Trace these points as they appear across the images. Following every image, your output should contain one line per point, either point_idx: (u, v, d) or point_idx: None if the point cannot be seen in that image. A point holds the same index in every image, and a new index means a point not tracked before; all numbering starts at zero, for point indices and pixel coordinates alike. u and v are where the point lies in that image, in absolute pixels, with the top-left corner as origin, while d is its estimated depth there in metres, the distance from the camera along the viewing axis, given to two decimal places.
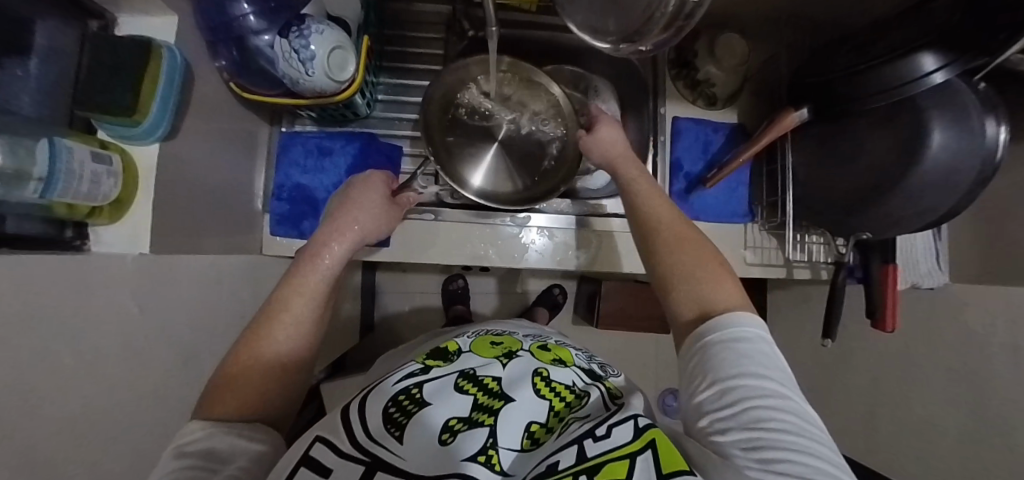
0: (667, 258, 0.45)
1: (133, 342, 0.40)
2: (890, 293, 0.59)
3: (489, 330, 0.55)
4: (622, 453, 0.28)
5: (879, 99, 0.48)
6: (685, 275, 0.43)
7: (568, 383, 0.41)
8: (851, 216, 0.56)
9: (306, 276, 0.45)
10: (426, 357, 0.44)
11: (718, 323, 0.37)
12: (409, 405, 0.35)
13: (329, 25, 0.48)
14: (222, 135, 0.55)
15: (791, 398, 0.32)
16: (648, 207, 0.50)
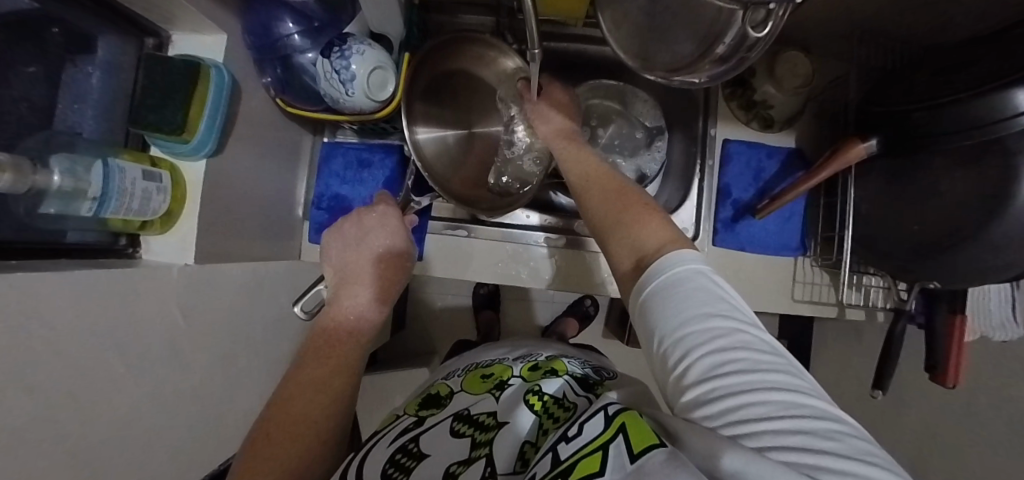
0: (599, 210, 0.42)
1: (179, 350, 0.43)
2: (957, 346, 0.54)
3: (480, 361, 0.58)
4: (595, 445, 0.22)
5: (960, 138, 0.43)
6: (615, 222, 0.40)
7: (558, 394, 0.42)
8: (921, 262, 0.51)
9: (328, 347, 0.44)
10: (419, 409, 0.48)
11: (654, 272, 0.33)
12: (410, 462, 0.39)
13: (370, 45, 0.48)
14: (267, 147, 0.57)
15: (745, 331, 0.28)
16: (581, 177, 0.47)
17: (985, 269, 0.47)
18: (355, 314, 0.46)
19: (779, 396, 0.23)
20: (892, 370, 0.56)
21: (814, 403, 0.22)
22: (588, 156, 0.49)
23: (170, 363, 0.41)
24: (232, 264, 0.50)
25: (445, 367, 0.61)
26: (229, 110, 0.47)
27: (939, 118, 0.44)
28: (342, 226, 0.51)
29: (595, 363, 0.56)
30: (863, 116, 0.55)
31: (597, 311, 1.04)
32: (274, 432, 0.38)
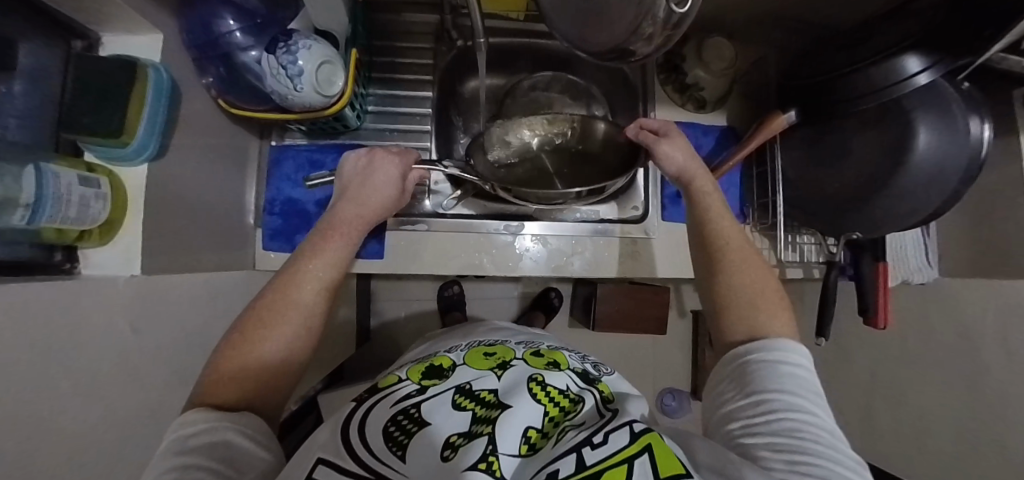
0: (733, 275, 0.47)
1: (129, 366, 0.40)
2: (882, 288, 0.60)
3: (482, 340, 0.58)
4: (620, 459, 0.30)
5: (866, 102, 0.49)
6: (747, 300, 0.45)
7: (562, 388, 0.44)
8: (844, 215, 0.56)
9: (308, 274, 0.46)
10: (422, 377, 0.47)
11: (758, 344, 0.40)
12: (413, 426, 0.38)
13: (317, 40, 0.48)
14: (210, 152, 0.55)
15: (823, 417, 0.34)
16: (717, 227, 0.50)
17: (898, 217, 0.53)
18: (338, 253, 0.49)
19: (838, 468, 0.29)
20: (831, 317, 0.61)
21: None
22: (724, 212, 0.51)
23: (119, 378, 0.39)
24: (182, 275, 0.48)
25: (428, 346, 0.62)
26: (171, 114, 0.45)
27: (846, 84, 0.50)
28: (353, 169, 0.54)
29: (595, 358, 0.57)
30: (784, 90, 0.61)
31: (562, 301, 1.07)
32: (238, 352, 0.40)
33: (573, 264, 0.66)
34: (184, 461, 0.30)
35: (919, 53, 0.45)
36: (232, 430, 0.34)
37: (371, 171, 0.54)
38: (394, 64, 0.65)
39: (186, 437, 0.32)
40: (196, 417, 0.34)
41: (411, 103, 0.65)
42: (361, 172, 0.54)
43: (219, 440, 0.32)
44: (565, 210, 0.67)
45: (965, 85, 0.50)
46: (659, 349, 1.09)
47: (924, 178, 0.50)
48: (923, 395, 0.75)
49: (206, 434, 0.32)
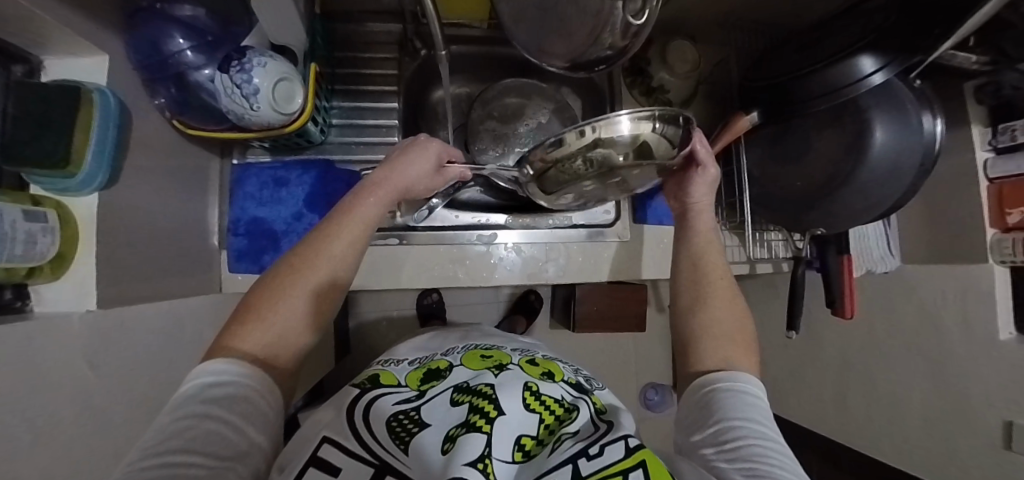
0: (707, 313, 0.46)
1: (92, 404, 0.39)
2: (848, 280, 0.62)
3: (479, 343, 0.58)
4: (615, 471, 0.31)
5: (824, 101, 0.51)
6: (717, 333, 0.44)
7: (557, 397, 0.43)
8: (808, 212, 0.58)
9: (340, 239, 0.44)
10: (421, 382, 0.47)
11: (722, 374, 0.40)
12: (412, 425, 0.38)
13: (272, 57, 0.47)
14: (167, 175, 0.53)
15: (781, 444, 0.34)
16: (706, 265, 0.50)
17: (859, 212, 0.55)
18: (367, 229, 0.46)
19: None
20: (801, 311, 0.63)
21: None
22: (715, 255, 0.51)
23: (80, 419, 0.37)
24: (143, 305, 0.47)
25: (436, 339, 0.63)
26: (120, 140, 0.43)
27: (804, 86, 0.52)
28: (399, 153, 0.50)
29: (589, 372, 0.56)
30: (747, 92, 0.62)
31: (543, 303, 1.07)
32: (267, 304, 0.40)
33: (548, 270, 0.67)
34: (192, 430, 0.30)
35: (873, 53, 0.47)
36: (248, 388, 0.35)
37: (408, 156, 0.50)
38: (357, 76, 0.64)
39: (209, 388, 0.33)
40: (223, 371, 0.34)
41: (376, 115, 0.64)
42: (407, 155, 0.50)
43: (238, 397, 0.34)
44: (537, 217, 0.67)
45: (916, 83, 0.52)
46: (639, 345, 1.11)
47: (882, 175, 0.52)
48: (891, 378, 0.78)
49: (229, 389, 0.34)
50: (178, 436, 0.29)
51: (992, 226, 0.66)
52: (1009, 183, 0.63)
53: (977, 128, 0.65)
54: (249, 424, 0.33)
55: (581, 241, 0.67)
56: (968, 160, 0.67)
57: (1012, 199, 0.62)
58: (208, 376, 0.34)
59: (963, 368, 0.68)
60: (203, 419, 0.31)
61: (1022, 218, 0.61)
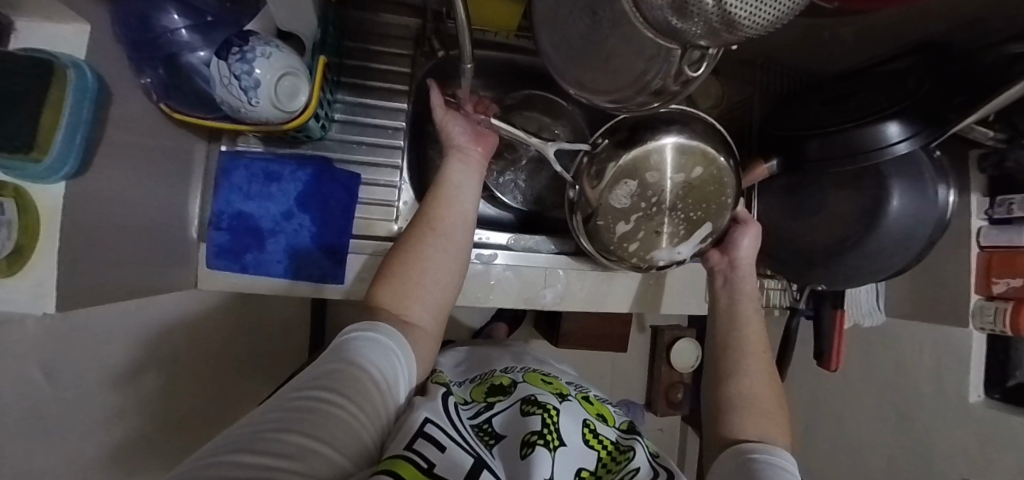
0: (741, 375, 0.46)
1: (60, 415, 0.35)
2: (839, 335, 0.63)
3: (536, 367, 0.58)
4: None
5: (846, 162, 0.50)
6: (750, 397, 0.44)
7: (613, 439, 0.45)
8: (812, 269, 0.58)
9: (432, 213, 0.49)
10: (488, 396, 0.49)
11: (766, 448, 0.37)
12: (490, 439, 0.40)
13: (278, 48, 0.43)
14: (149, 158, 0.48)
15: None
16: (744, 329, 0.50)
17: (863, 274, 0.54)
18: (460, 188, 0.51)
19: None
20: (790, 360, 0.64)
21: None
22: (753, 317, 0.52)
23: (50, 431, 0.34)
24: (110, 302, 0.43)
25: (488, 355, 0.63)
26: (97, 118, 0.38)
27: (828, 143, 0.51)
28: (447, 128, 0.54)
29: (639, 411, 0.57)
30: (767, 137, 0.61)
31: (527, 314, 1.06)
32: (392, 282, 0.44)
33: (544, 296, 0.65)
34: (300, 406, 0.26)
35: (900, 121, 0.46)
36: (360, 369, 0.32)
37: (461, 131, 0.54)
38: (366, 69, 0.60)
39: (317, 373, 0.31)
40: (351, 329, 0.38)
41: (384, 115, 0.61)
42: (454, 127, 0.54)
43: (349, 375, 0.31)
44: (540, 240, 0.66)
45: (935, 153, 0.52)
46: (617, 363, 1.12)
47: (893, 241, 0.52)
48: (858, 424, 0.80)
49: (340, 367, 0.32)
50: (323, 377, 0.30)
51: (976, 292, 0.67)
52: (999, 252, 0.64)
53: (976, 196, 0.66)
54: (358, 407, 0.29)
55: (581, 268, 0.66)
56: (962, 225, 0.68)
57: (1001, 270, 0.63)
58: (349, 338, 0.36)
59: (931, 424, 0.70)
60: (348, 366, 0.32)
61: (1008, 288, 0.62)
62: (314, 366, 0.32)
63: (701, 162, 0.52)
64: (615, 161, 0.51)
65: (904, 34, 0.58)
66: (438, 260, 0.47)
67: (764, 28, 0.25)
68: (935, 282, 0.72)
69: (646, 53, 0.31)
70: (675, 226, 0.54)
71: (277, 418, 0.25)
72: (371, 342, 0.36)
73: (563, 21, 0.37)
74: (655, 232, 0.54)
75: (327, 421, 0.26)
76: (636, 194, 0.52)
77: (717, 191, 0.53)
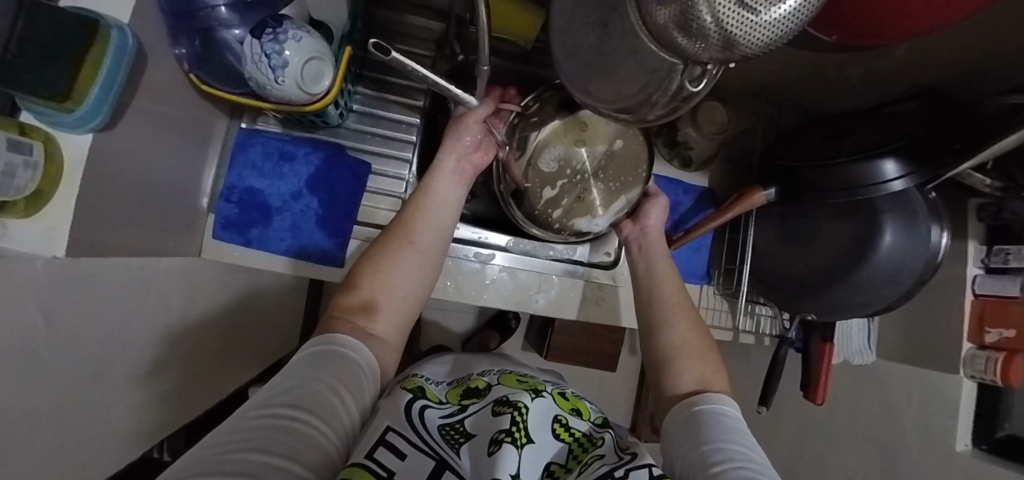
0: (672, 330, 0.50)
1: (54, 361, 0.36)
2: (825, 367, 0.63)
3: (512, 369, 0.57)
4: None
5: (845, 195, 0.51)
6: (685, 349, 0.48)
7: (585, 431, 0.45)
8: (801, 297, 0.59)
9: (415, 226, 0.50)
10: (461, 398, 0.48)
11: (707, 399, 0.41)
12: (460, 438, 0.39)
13: (308, 33, 0.46)
14: (172, 125, 0.51)
15: (755, 454, 0.34)
16: (665, 286, 0.54)
17: (851, 309, 0.55)
18: (444, 203, 0.52)
19: None
20: (775, 388, 0.64)
21: None
22: (670, 270, 0.56)
23: (44, 375, 0.34)
24: (117, 259, 0.44)
25: (475, 358, 0.63)
26: (130, 81, 0.41)
27: (829, 176, 0.52)
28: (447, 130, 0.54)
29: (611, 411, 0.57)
30: (766, 166, 0.63)
31: (519, 324, 1.06)
32: (359, 296, 0.45)
33: (537, 300, 0.66)
34: (265, 426, 0.25)
35: (896, 160, 0.48)
36: (327, 392, 0.31)
37: (459, 137, 0.53)
38: (388, 66, 0.63)
39: (275, 394, 0.29)
40: (329, 340, 0.38)
41: (398, 110, 0.64)
42: (453, 130, 0.53)
43: (312, 392, 0.30)
44: (537, 246, 0.66)
45: (930, 194, 0.54)
46: (605, 382, 1.11)
47: (882, 277, 0.53)
48: (843, 466, 0.79)
49: (301, 389, 0.30)
50: (286, 394, 0.29)
51: (969, 341, 0.67)
52: (993, 301, 0.65)
53: (973, 244, 0.67)
54: (323, 422, 0.28)
55: (577, 277, 0.67)
56: (958, 272, 0.68)
57: (992, 318, 0.64)
58: (317, 348, 0.37)
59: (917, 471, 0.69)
60: (312, 383, 0.31)
61: (1001, 337, 0.63)
62: (276, 385, 0.31)
63: (614, 137, 0.62)
64: (542, 128, 0.61)
65: (907, 80, 0.60)
66: (409, 273, 0.48)
67: (761, 48, 0.27)
68: (927, 327, 0.73)
69: (651, 66, 0.33)
70: (592, 193, 0.63)
71: (235, 436, 0.24)
72: (341, 359, 0.37)
73: (576, 31, 0.39)
74: (575, 198, 0.63)
75: (290, 436, 0.25)
76: (559, 159, 0.62)
77: (633, 165, 0.63)
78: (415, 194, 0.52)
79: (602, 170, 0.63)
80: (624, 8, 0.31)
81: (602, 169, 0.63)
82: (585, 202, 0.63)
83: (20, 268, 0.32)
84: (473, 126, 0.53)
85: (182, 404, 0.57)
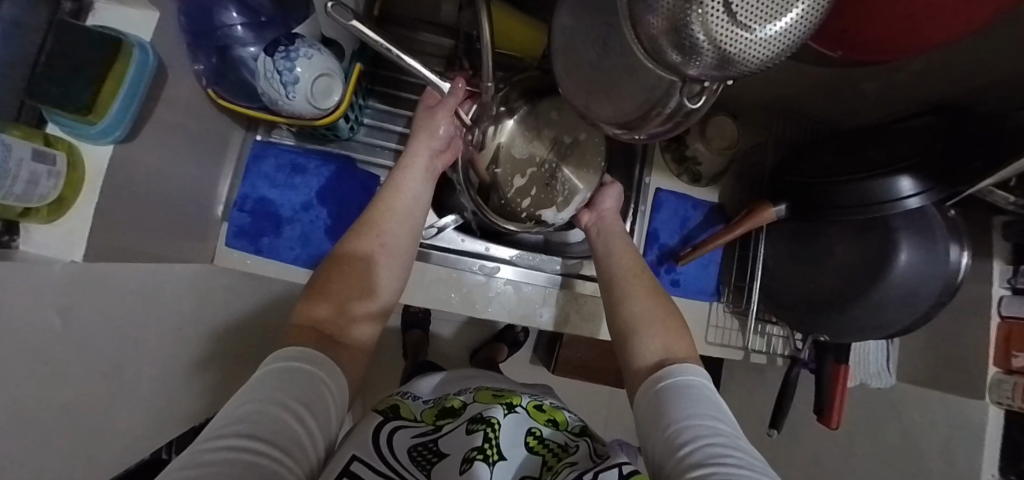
0: (635, 310, 0.51)
1: (69, 362, 0.37)
2: (841, 391, 0.60)
3: (489, 385, 0.56)
4: None
5: (860, 213, 0.49)
6: (648, 325, 0.49)
7: (561, 442, 0.45)
8: (813, 318, 0.57)
9: (382, 223, 0.51)
10: (436, 418, 0.48)
11: (672, 372, 0.42)
12: (431, 458, 0.40)
13: (319, 51, 0.47)
14: (190, 137, 0.53)
15: (720, 423, 0.35)
16: (623, 268, 0.55)
17: (865, 331, 0.53)
18: (412, 200, 0.54)
19: (736, 459, 0.30)
20: (786, 411, 0.62)
21: (754, 465, 0.30)
22: (629, 253, 0.57)
23: (60, 375, 0.36)
24: (134, 265, 0.46)
25: (467, 372, 0.62)
26: (150, 96, 0.43)
27: (843, 194, 0.51)
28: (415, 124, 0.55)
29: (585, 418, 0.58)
30: (777, 183, 0.62)
31: (527, 337, 1.05)
32: (320, 307, 0.44)
33: (541, 314, 0.65)
34: (225, 459, 0.24)
35: (914, 177, 0.46)
36: (284, 416, 0.30)
37: (433, 129, 0.54)
38: (399, 81, 0.65)
39: (228, 424, 0.28)
40: (302, 353, 0.37)
41: (407, 124, 0.65)
42: (422, 123, 0.55)
43: (272, 419, 0.29)
44: (543, 260, 0.66)
45: (949, 212, 0.52)
46: (614, 399, 1.09)
47: (897, 300, 0.51)
48: None
49: (254, 416, 0.29)
50: (247, 420, 0.29)
51: (994, 365, 0.64)
52: (1020, 324, 0.62)
53: (998, 264, 0.64)
54: (286, 453, 0.28)
55: (582, 292, 0.67)
56: (982, 293, 0.66)
57: (1019, 343, 0.61)
58: (274, 364, 0.35)
59: None
60: (274, 406, 0.30)
61: None
62: (231, 410, 0.30)
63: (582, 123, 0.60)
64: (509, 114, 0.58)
65: (925, 94, 0.59)
66: (378, 278, 0.50)
67: (760, 65, 0.27)
68: (950, 349, 0.70)
69: (649, 83, 0.33)
70: (560, 180, 0.61)
71: (195, 468, 0.23)
72: (299, 371, 0.35)
73: (576, 49, 0.39)
74: (541, 188, 0.61)
75: (253, 470, 0.25)
76: (525, 145, 0.59)
77: (595, 155, 0.62)
78: (386, 192, 0.53)
79: (571, 158, 0.61)
80: (621, 27, 0.31)
81: (571, 157, 0.61)
82: (553, 190, 0.61)
83: (40, 273, 0.34)
84: (445, 120, 0.54)
85: (191, 409, 0.58)
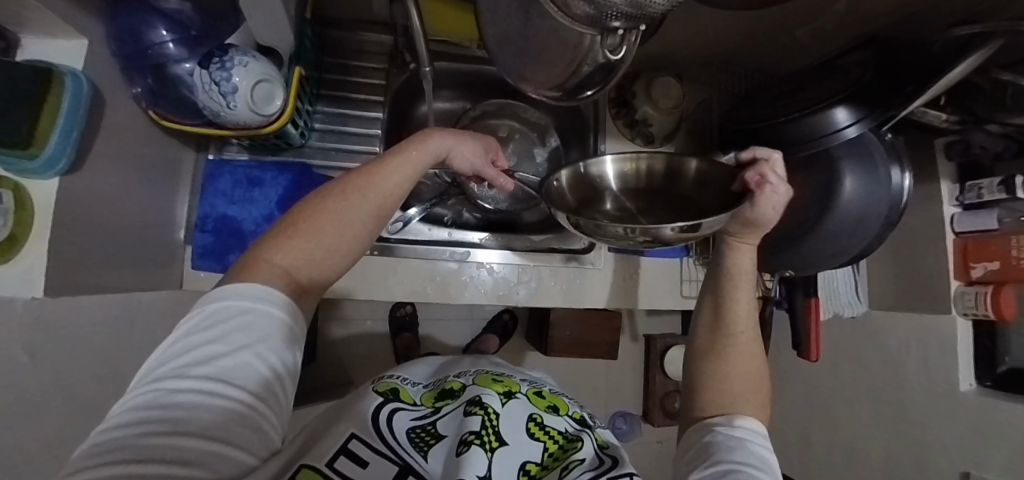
0: (722, 365, 0.41)
1: (42, 399, 0.36)
2: (813, 324, 0.63)
3: (489, 369, 0.57)
4: None
5: (804, 148, 0.52)
6: (731, 389, 0.40)
7: (561, 430, 0.46)
8: (776, 254, 0.60)
9: (373, 187, 0.38)
10: (436, 400, 0.48)
11: (727, 419, 0.38)
12: (430, 439, 0.40)
13: (255, 58, 0.48)
14: (138, 162, 0.53)
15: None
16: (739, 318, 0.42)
17: (825, 259, 0.56)
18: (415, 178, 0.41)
19: None
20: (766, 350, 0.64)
21: None
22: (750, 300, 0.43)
23: (30, 413, 0.35)
24: (99, 297, 0.45)
25: (450, 361, 0.63)
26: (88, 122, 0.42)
27: (784, 132, 0.53)
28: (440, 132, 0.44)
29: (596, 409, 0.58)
30: (725, 132, 0.64)
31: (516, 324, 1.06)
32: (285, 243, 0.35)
33: (519, 293, 0.67)
34: (180, 409, 0.25)
35: (847, 107, 0.48)
36: (254, 367, 0.29)
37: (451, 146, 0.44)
38: (343, 83, 0.65)
39: (191, 362, 0.27)
40: (264, 297, 0.31)
41: (361, 123, 0.65)
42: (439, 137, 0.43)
43: (242, 364, 0.28)
44: (512, 238, 0.67)
45: (887, 136, 0.54)
46: (610, 372, 1.11)
47: (848, 225, 0.54)
48: (856, 423, 0.78)
49: (222, 360, 0.28)
50: (216, 364, 0.28)
51: (956, 279, 0.67)
52: (975, 238, 0.64)
53: (946, 183, 0.67)
54: (257, 404, 0.28)
55: (556, 265, 0.68)
56: (935, 213, 0.69)
57: (976, 254, 0.63)
58: (242, 299, 0.31)
59: (923, 416, 0.68)
60: (245, 352, 0.29)
61: (986, 272, 0.63)
62: (200, 344, 0.28)
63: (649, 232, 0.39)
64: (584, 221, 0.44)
65: (852, 28, 0.61)
66: (357, 228, 0.37)
67: (667, 5, 0.28)
68: (914, 271, 0.73)
69: (573, 42, 0.34)
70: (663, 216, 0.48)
71: (158, 425, 0.24)
72: (265, 327, 0.30)
73: (501, 19, 0.39)
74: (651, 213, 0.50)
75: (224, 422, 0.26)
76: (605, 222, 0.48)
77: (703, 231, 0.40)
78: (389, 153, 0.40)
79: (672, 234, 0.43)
80: None
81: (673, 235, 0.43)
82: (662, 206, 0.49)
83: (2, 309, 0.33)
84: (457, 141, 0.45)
85: None
